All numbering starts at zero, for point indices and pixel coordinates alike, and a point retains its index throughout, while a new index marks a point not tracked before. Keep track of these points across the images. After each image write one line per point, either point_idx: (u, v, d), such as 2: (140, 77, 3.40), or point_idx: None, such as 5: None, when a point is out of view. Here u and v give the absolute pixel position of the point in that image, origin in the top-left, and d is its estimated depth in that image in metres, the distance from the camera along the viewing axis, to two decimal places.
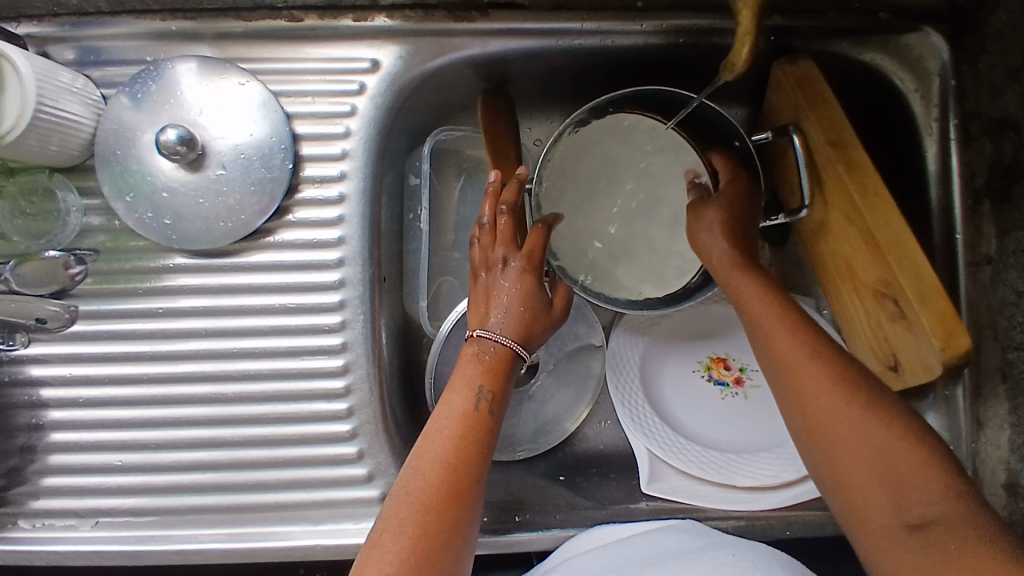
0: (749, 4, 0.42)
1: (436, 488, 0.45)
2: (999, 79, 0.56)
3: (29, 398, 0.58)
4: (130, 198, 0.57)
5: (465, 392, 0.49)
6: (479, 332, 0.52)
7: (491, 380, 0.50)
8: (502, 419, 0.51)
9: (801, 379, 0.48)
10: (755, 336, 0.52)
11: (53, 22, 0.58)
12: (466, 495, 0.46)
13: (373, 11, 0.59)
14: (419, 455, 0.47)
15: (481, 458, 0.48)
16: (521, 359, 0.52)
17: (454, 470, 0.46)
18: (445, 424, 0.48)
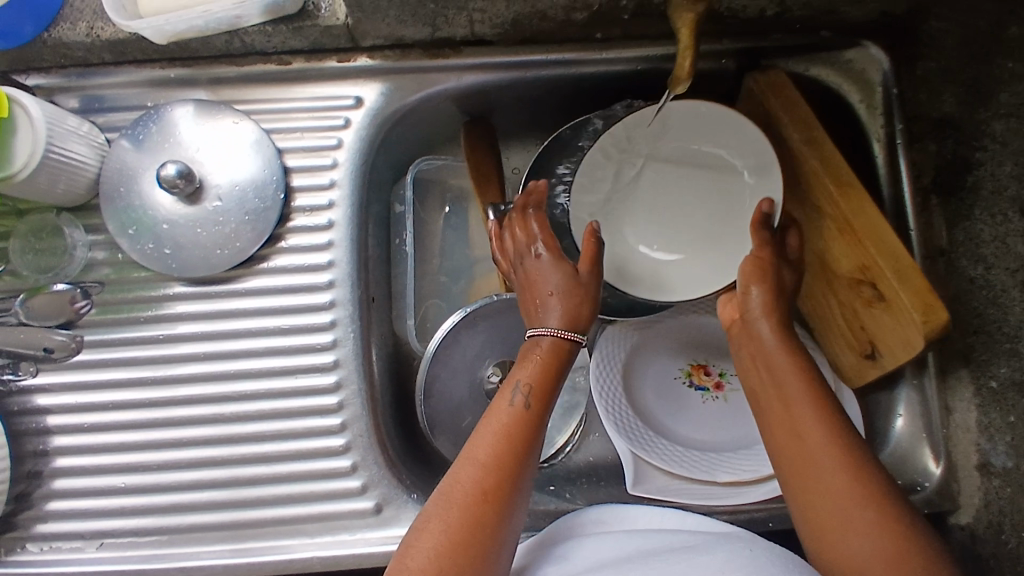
0: (686, 21, 0.47)
1: (482, 492, 0.45)
2: (935, 83, 0.60)
3: (37, 426, 0.61)
4: (133, 231, 0.61)
5: (514, 403, 0.50)
6: (534, 354, 0.53)
7: (531, 379, 0.51)
8: (544, 417, 0.50)
9: (812, 484, 0.46)
10: (776, 421, 0.50)
11: (60, 74, 0.63)
12: (512, 501, 0.45)
13: (355, 53, 0.64)
14: (463, 459, 0.47)
15: (528, 469, 0.47)
16: (577, 343, 0.55)
17: (501, 475, 0.46)
18: (491, 431, 0.48)
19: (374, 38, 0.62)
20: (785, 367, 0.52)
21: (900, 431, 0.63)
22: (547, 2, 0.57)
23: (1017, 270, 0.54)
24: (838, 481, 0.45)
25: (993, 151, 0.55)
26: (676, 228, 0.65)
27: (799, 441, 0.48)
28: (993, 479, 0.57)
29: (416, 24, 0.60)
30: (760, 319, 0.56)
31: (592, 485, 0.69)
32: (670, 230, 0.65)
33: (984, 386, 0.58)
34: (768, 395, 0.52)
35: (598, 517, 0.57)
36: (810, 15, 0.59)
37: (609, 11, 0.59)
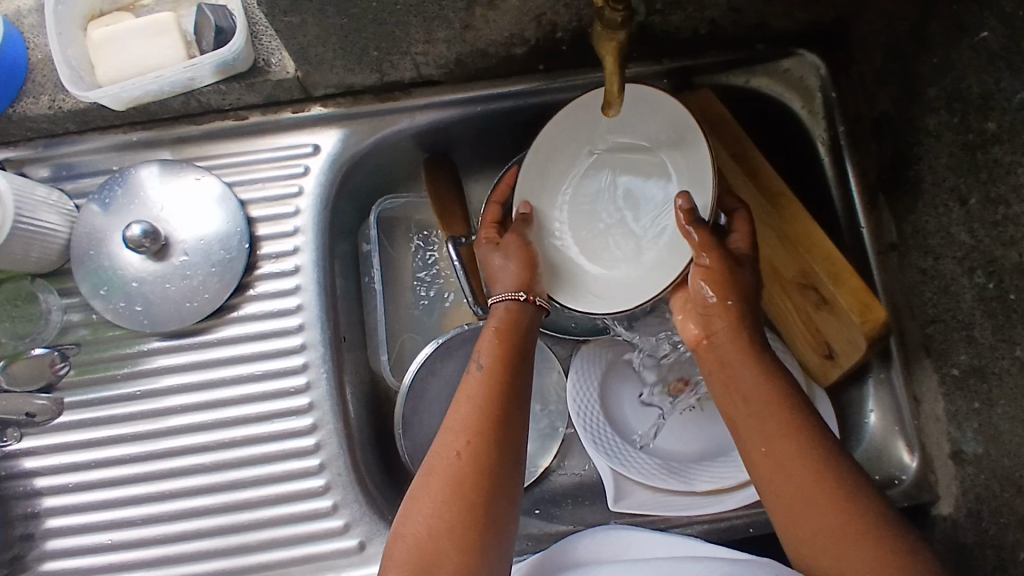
0: (610, 50, 0.48)
1: (469, 458, 0.46)
2: (870, 83, 0.62)
3: (25, 489, 0.62)
4: (105, 291, 0.63)
5: (487, 369, 0.51)
6: (492, 324, 0.55)
7: (491, 347, 0.53)
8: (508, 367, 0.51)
9: (797, 510, 0.46)
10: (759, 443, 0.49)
11: (28, 146, 0.66)
12: (503, 459, 0.47)
13: (309, 103, 0.66)
14: (446, 430, 0.48)
15: (513, 425, 0.49)
16: (516, 297, 0.56)
17: (483, 439, 0.47)
18: (469, 402, 0.49)
19: (325, 88, 0.64)
20: (759, 392, 0.50)
21: (873, 426, 0.64)
22: (485, 40, 0.60)
23: (963, 258, 0.55)
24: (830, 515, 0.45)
25: (930, 145, 0.56)
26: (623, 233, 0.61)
27: (786, 469, 0.47)
28: (967, 467, 0.57)
29: (364, 71, 0.62)
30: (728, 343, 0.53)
31: (577, 506, 0.70)
32: (608, 235, 0.61)
33: (948, 374, 0.58)
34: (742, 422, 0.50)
35: (595, 541, 0.57)
36: (741, 30, 0.61)
37: (546, 43, 0.61)
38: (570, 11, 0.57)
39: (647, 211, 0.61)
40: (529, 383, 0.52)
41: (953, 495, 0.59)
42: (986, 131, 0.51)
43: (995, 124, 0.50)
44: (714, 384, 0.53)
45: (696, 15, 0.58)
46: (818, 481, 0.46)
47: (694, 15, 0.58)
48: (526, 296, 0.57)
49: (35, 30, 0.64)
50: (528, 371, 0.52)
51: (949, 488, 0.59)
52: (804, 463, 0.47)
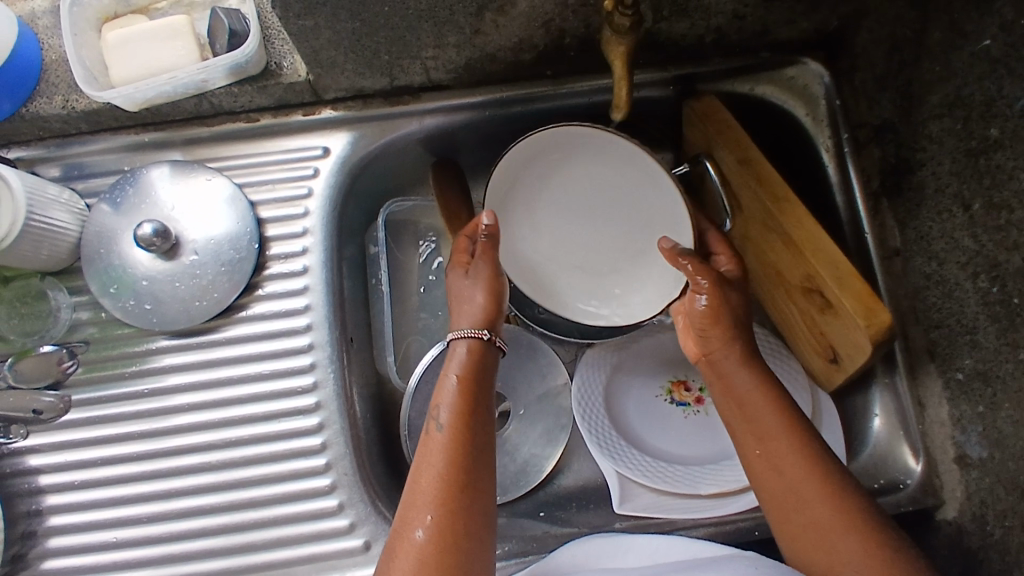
0: (618, 54, 0.50)
1: (433, 530, 0.45)
2: (872, 91, 0.63)
3: (29, 486, 0.62)
4: (114, 290, 0.63)
5: (447, 427, 0.50)
6: (450, 372, 0.54)
7: (450, 406, 0.52)
8: (468, 427, 0.51)
9: (788, 509, 0.49)
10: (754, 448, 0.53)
11: (40, 145, 0.67)
12: (468, 530, 0.46)
13: (319, 106, 0.67)
14: (408, 501, 0.48)
15: (477, 490, 0.48)
16: (481, 336, 0.56)
17: (445, 511, 0.46)
18: (431, 468, 0.48)
19: (336, 91, 0.65)
20: (754, 396, 0.54)
21: (878, 430, 0.64)
22: (494, 45, 0.61)
23: (967, 263, 0.55)
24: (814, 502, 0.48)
25: (934, 152, 0.57)
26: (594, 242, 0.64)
27: (774, 469, 0.51)
28: (972, 471, 0.58)
29: (374, 75, 0.63)
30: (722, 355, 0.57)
31: (583, 509, 0.70)
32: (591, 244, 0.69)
33: (952, 378, 0.59)
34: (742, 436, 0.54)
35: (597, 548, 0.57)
36: (746, 38, 0.62)
37: (554, 49, 0.62)
38: (579, 17, 0.58)
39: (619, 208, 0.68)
40: (492, 438, 0.52)
41: (957, 499, 0.59)
42: (989, 138, 0.52)
43: (998, 130, 0.51)
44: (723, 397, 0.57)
45: (702, 23, 0.59)
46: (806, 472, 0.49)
47: (700, 22, 0.59)
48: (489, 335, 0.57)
49: (49, 31, 0.65)
50: (490, 430, 0.52)
51: (953, 491, 0.59)
52: (791, 460, 0.50)
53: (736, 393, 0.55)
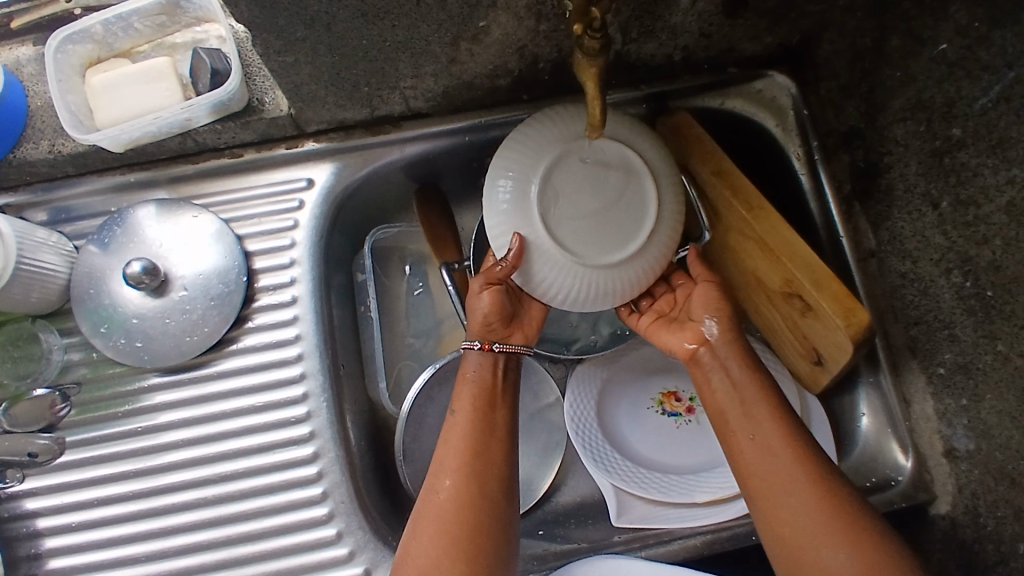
0: (590, 76, 0.51)
1: (452, 492, 0.53)
2: (838, 98, 0.65)
3: (27, 530, 0.62)
4: (104, 329, 0.63)
5: (464, 410, 0.57)
6: (469, 365, 0.60)
7: (476, 394, 0.58)
8: (493, 416, 0.58)
9: (762, 461, 0.52)
10: (732, 408, 0.55)
11: (27, 190, 0.68)
12: (484, 492, 0.53)
13: (302, 138, 0.68)
14: (432, 470, 0.55)
15: (490, 458, 0.55)
16: (474, 346, 0.60)
17: (463, 479, 0.54)
18: (454, 443, 0.56)
19: (318, 124, 0.66)
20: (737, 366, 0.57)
21: (867, 429, 0.65)
22: (470, 72, 0.62)
23: (939, 260, 0.57)
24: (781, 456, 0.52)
25: (899, 153, 0.59)
26: (605, 189, 0.57)
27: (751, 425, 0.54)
28: (960, 463, 0.58)
29: (355, 106, 0.65)
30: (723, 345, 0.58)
31: (581, 525, 0.70)
32: (596, 227, 0.57)
33: (934, 373, 0.60)
34: (736, 426, 0.55)
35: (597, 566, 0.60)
36: (713, 54, 0.64)
37: (528, 73, 0.64)
38: (550, 42, 0.60)
39: (593, 175, 0.57)
40: (507, 415, 0.58)
41: (948, 493, 0.60)
42: (951, 137, 0.54)
43: (960, 130, 0.53)
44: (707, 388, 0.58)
45: (670, 42, 0.61)
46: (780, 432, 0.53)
47: (668, 41, 0.61)
48: (483, 344, 0.60)
49: (34, 78, 0.66)
50: (512, 421, 0.58)
51: (944, 485, 0.60)
52: (768, 419, 0.54)
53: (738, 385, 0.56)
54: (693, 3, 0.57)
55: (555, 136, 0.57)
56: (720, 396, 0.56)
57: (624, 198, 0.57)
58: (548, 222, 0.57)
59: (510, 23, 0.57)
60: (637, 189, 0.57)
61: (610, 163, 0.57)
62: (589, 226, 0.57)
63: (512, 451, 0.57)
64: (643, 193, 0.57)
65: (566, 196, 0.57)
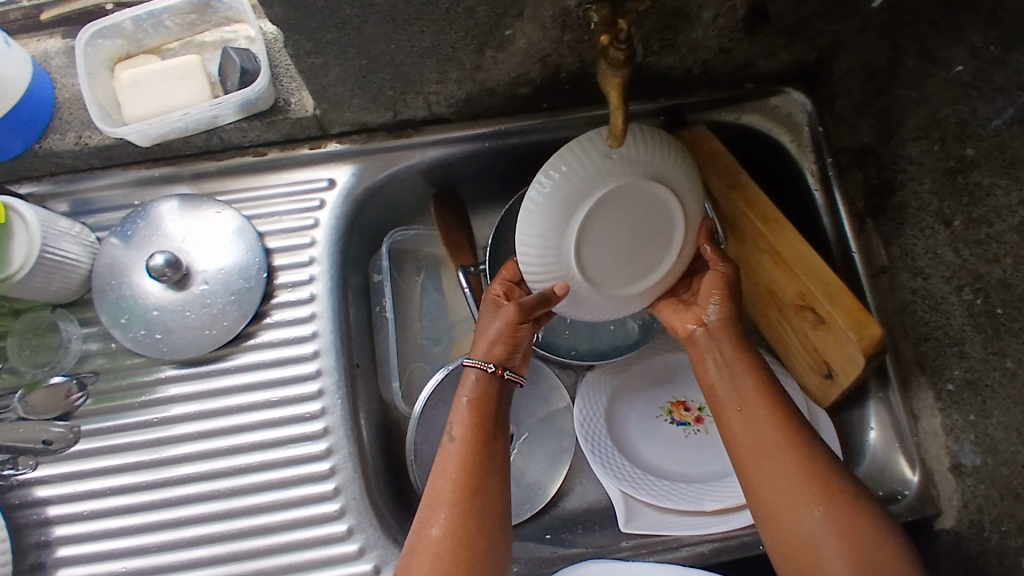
0: (613, 86, 0.52)
1: (446, 527, 0.54)
2: (852, 117, 0.66)
3: (37, 517, 0.63)
4: (124, 320, 0.64)
5: (454, 444, 0.58)
6: (464, 394, 0.61)
7: (465, 428, 0.58)
8: (483, 449, 0.58)
9: (747, 429, 0.57)
10: (722, 382, 0.59)
11: (50, 181, 0.68)
12: (479, 528, 0.54)
13: (325, 140, 0.69)
14: (426, 503, 0.56)
15: (487, 493, 0.56)
16: (487, 368, 0.61)
17: (456, 513, 0.54)
18: (447, 476, 0.56)
19: (341, 126, 0.67)
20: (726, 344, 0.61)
21: (875, 442, 0.66)
22: (493, 80, 0.63)
23: (951, 277, 0.58)
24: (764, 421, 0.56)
25: (914, 171, 0.60)
26: (635, 225, 0.58)
27: (737, 397, 0.58)
28: (967, 478, 0.59)
29: (378, 110, 0.66)
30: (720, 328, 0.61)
31: (588, 531, 0.70)
32: (618, 253, 0.59)
33: (943, 390, 0.61)
34: (724, 396, 0.59)
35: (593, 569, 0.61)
36: (732, 70, 0.66)
37: (550, 83, 0.65)
38: (573, 53, 0.61)
39: (631, 207, 0.58)
40: (504, 450, 0.59)
41: (953, 508, 0.60)
42: (965, 156, 0.55)
43: (974, 149, 0.54)
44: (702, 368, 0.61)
45: (689, 56, 0.62)
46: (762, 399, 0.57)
47: (688, 55, 0.62)
48: (496, 367, 0.61)
49: (62, 71, 0.67)
50: (502, 455, 0.59)
51: (950, 500, 0.61)
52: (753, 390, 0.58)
53: (725, 359, 0.60)
54: (715, 19, 0.58)
55: (608, 159, 0.55)
56: (713, 371, 0.60)
57: (650, 231, 0.60)
58: (580, 248, 0.57)
59: (536, 33, 0.58)
60: (665, 221, 0.59)
61: (643, 201, 0.58)
62: (617, 261, 0.60)
63: (505, 483, 0.57)
64: (670, 223, 0.60)
65: (602, 223, 0.57)
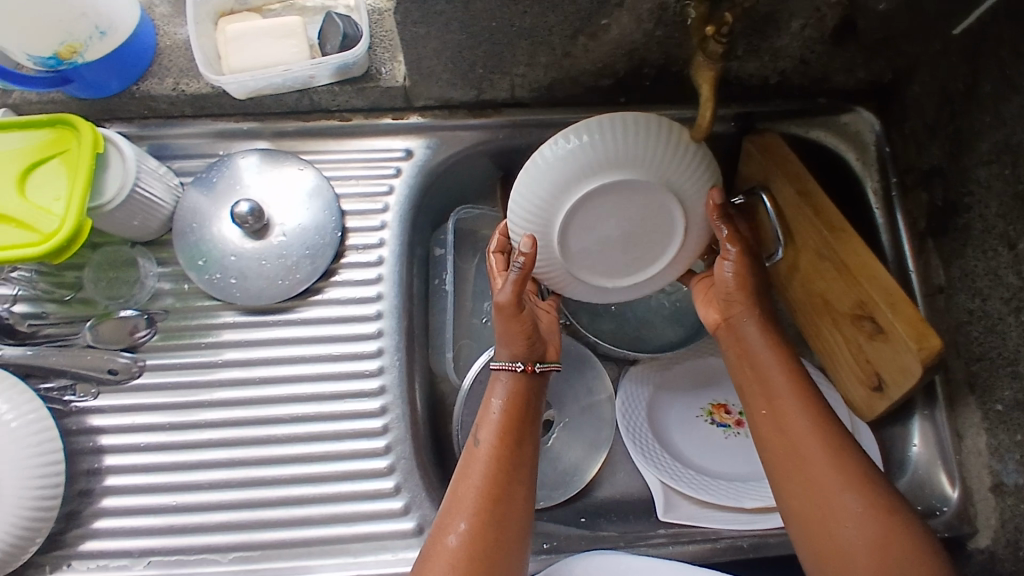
0: (706, 78, 0.54)
1: (464, 536, 0.53)
2: (922, 138, 0.68)
3: (91, 445, 0.64)
4: (202, 263, 0.66)
5: (481, 447, 0.57)
6: (495, 398, 0.60)
7: (492, 431, 0.58)
8: (510, 454, 0.57)
9: (780, 426, 0.57)
10: (755, 378, 0.59)
11: (139, 124, 0.71)
12: (498, 540, 0.54)
13: (408, 112, 0.72)
14: (447, 508, 0.56)
15: (509, 503, 0.55)
16: (515, 368, 0.60)
17: (476, 522, 0.54)
18: (470, 480, 0.56)
19: (425, 99, 0.70)
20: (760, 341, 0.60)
21: (918, 453, 0.67)
22: (580, 68, 0.66)
23: (1010, 298, 0.59)
24: (799, 421, 0.56)
25: (981, 194, 0.62)
26: (637, 220, 0.60)
27: (773, 397, 0.58)
28: (1007, 498, 0.61)
29: (464, 87, 0.68)
30: (742, 319, 0.61)
31: (622, 518, 0.72)
32: (610, 241, 0.61)
33: (991, 410, 0.62)
34: (757, 391, 0.59)
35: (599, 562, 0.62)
36: (806, 83, 0.69)
37: (633, 76, 0.67)
38: (662, 48, 0.63)
39: (631, 200, 0.59)
40: (529, 455, 0.59)
41: (991, 526, 0.62)
42: None
43: None
44: (734, 359, 0.62)
45: (770, 65, 0.65)
46: (801, 399, 0.57)
47: (769, 63, 0.65)
48: (525, 366, 0.60)
49: (165, 19, 0.70)
50: (528, 458, 0.58)
51: (989, 520, 0.62)
52: (791, 390, 0.57)
53: (753, 355, 0.60)
54: (802, 28, 0.60)
55: (627, 148, 0.57)
56: (741, 367, 0.61)
57: (654, 226, 0.61)
58: (572, 222, 0.59)
59: (631, 24, 0.60)
60: (669, 215, 0.60)
61: (651, 201, 0.59)
62: (614, 248, 0.61)
63: (529, 488, 0.57)
64: (671, 211, 0.60)
65: (601, 206, 0.59)
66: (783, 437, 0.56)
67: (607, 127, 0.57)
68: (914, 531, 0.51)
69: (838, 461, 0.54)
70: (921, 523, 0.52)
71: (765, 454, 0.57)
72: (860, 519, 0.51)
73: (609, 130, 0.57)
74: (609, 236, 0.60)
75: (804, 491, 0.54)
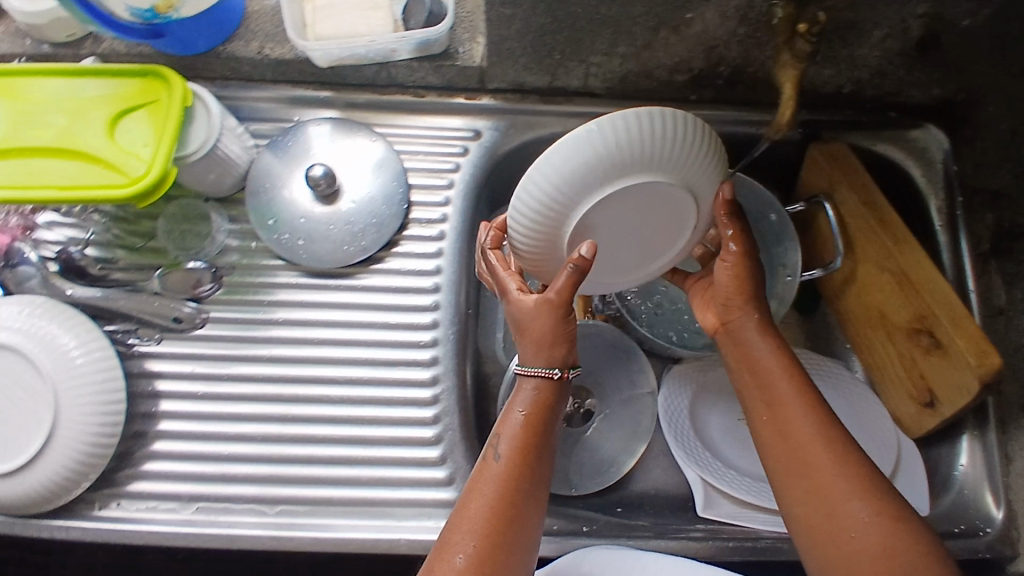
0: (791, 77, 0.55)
1: (470, 559, 0.48)
2: (993, 160, 0.68)
3: (150, 389, 0.65)
4: (272, 223, 0.68)
5: (496, 458, 0.51)
6: (517, 407, 0.53)
7: (510, 442, 0.52)
8: (527, 471, 0.51)
9: (783, 433, 0.54)
10: (757, 382, 0.57)
11: (218, 84, 0.72)
12: (506, 565, 0.48)
13: (480, 93, 0.73)
14: (454, 525, 0.50)
15: (522, 526, 0.50)
16: (550, 374, 0.53)
17: (485, 545, 0.48)
18: (480, 497, 0.50)
19: (499, 82, 0.71)
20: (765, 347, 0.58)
21: (965, 470, 0.66)
22: (657, 62, 0.67)
23: None
24: (804, 426, 0.54)
25: None
26: (644, 217, 0.56)
27: (778, 405, 0.55)
28: None
29: (539, 72, 0.69)
30: (743, 324, 0.59)
31: (659, 511, 0.72)
32: (613, 237, 0.57)
33: None
34: (758, 397, 0.57)
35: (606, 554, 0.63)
36: (878, 96, 0.69)
37: (707, 74, 0.68)
38: (741, 48, 0.64)
39: (643, 200, 0.54)
40: (548, 474, 0.53)
41: None
42: None
43: None
44: (736, 365, 0.59)
45: (846, 73, 0.65)
46: (806, 406, 0.55)
47: (845, 71, 0.65)
48: (561, 372, 0.54)
49: None
50: (545, 477, 0.52)
51: None
52: (796, 398, 0.55)
53: (755, 361, 0.58)
54: (884, 39, 0.61)
55: (651, 151, 0.50)
56: (744, 372, 0.58)
57: (657, 221, 0.57)
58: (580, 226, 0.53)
59: (715, 20, 0.61)
60: (676, 211, 0.57)
61: (663, 200, 0.55)
62: (613, 242, 0.57)
63: (541, 507, 0.52)
64: (678, 208, 0.56)
65: (611, 209, 0.53)
66: (786, 442, 0.54)
67: (630, 125, 0.49)
68: (924, 537, 0.49)
69: (844, 468, 0.52)
70: (928, 528, 0.50)
71: (767, 461, 0.55)
72: (869, 527, 0.49)
73: (633, 129, 0.49)
74: (612, 233, 0.56)
75: (810, 497, 0.52)
